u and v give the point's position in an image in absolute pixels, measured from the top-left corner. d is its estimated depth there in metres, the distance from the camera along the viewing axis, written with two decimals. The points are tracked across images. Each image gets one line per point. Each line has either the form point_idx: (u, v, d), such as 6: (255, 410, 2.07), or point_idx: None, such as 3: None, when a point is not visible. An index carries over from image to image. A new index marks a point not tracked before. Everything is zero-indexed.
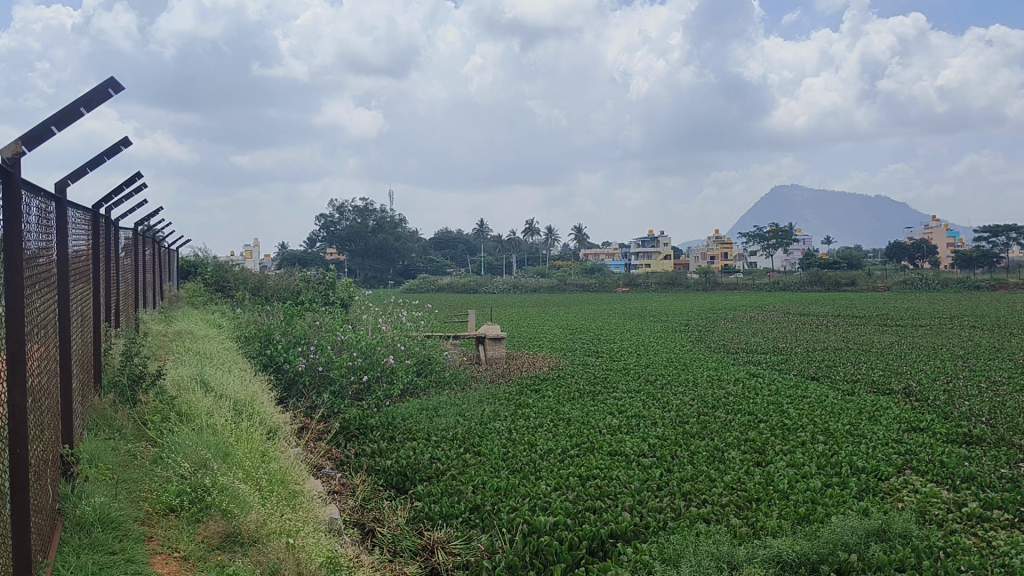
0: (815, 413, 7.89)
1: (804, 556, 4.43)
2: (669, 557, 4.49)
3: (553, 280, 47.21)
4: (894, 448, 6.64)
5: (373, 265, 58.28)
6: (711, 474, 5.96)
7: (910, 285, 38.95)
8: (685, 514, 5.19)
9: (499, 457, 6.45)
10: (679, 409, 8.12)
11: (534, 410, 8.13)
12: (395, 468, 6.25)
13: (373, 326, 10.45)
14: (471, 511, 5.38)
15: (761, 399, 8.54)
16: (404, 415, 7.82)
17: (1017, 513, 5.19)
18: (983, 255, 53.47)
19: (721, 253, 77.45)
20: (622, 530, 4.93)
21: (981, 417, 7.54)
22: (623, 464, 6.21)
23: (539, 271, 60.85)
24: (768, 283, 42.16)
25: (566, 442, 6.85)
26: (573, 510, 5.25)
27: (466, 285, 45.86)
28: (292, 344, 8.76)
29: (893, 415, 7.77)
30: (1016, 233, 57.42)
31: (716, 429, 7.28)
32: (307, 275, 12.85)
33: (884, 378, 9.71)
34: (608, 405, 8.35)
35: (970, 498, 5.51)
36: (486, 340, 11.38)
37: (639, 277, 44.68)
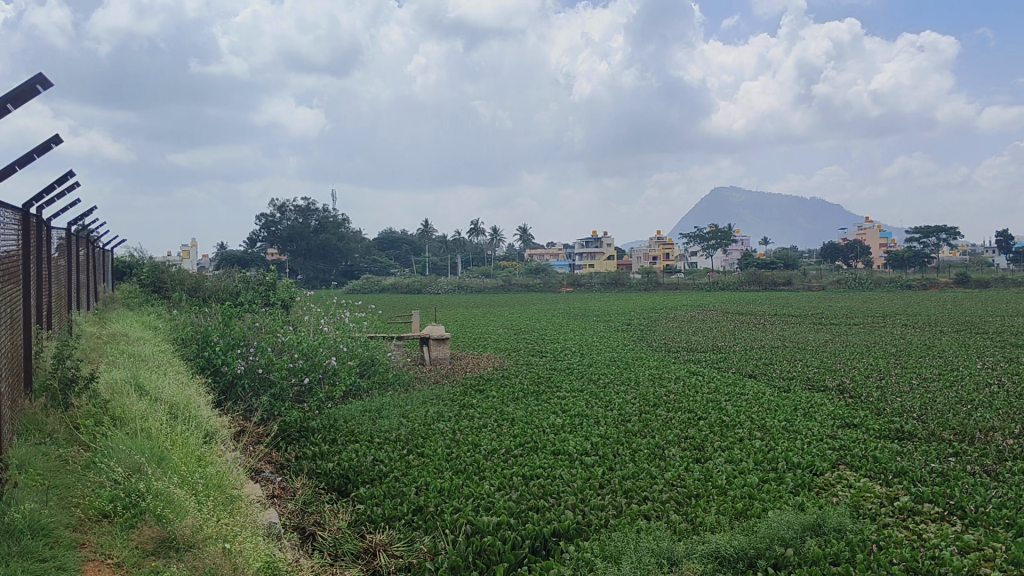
0: (752, 410, 8.04)
1: (741, 550, 4.52)
2: (611, 555, 4.53)
3: (497, 280, 47.21)
4: (829, 444, 6.80)
5: (315, 265, 57.60)
6: (652, 472, 6.03)
7: (844, 285, 39.89)
8: (627, 511, 5.25)
9: (442, 458, 6.44)
10: (621, 407, 8.20)
11: (478, 411, 8.12)
12: (337, 471, 6.18)
13: (314, 327, 10.35)
14: (413, 513, 5.35)
15: (701, 397, 8.67)
16: (346, 417, 7.75)
17: (946, 506, 5.35)
18: (915, 256, 55.16)
19: (663, 253, 78.31)
20: (564, 529, 4.95)
21: (911, 413, 7.76)
22: (566, 463, 6.25)
23: (484, 271, 60.77)
24: (709, 283, 42.75)
25: (509, 442, 6.86)
26: (516, 510, 5.26)
27: (410, 286, 45.56)
28: (231, 346, 8.62)
29: (828, 411, 7.97)
30: (945, 235, 59.39)
31: (657, 427, 7.37)
32: (246, 276, 12.65)
33: (819, 375, 9.96)
34: (551, 404, 8.39)
35: (902, 492, 5.67)
36: (430, 341, 11.32)
37: (583, 277, 44.97)
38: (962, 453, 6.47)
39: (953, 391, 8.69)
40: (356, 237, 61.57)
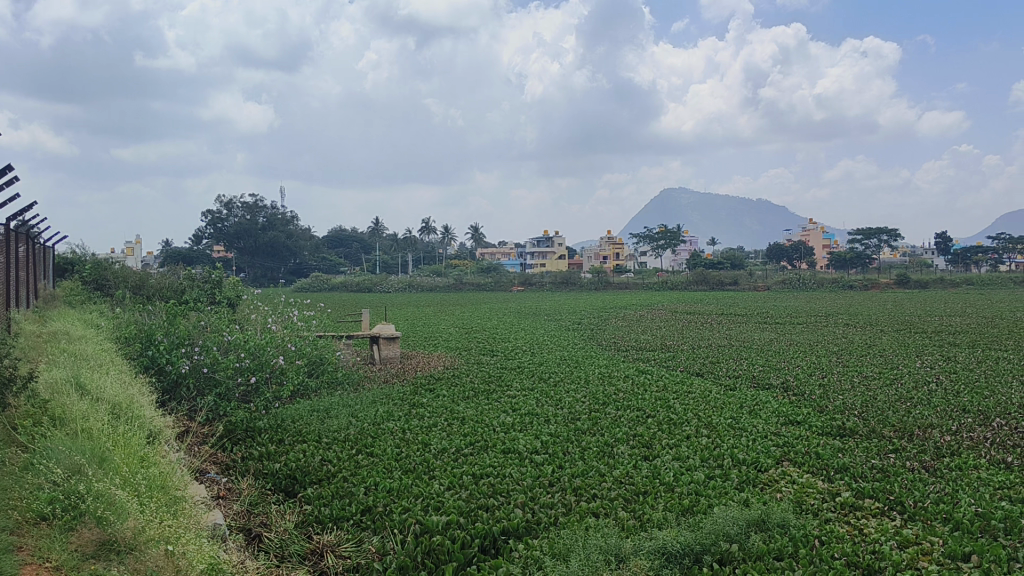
0: (699, 408, 8.16)
1: (688, 547, 4.59)
2: (559, 552, 4.56)
3: (448, 279, 47.07)
4: (773, 441, 6.93)
5: (263, 263, 56.81)
6: (601, 469, 6.08)
7: (789, 285, 40.65)
8: (575, 509, 5.29)
9: (392, 457, 6.41)
10: (571, 406, 8.24)
11: (428, 410, 8.09)
12: (284, 471, 6.12)
13: (262, 326, 10.21)
14: (362, 513, 5.32)
15: (650, 395, 8.76)
16: (294, 417, 7.66)
17: (886, 502, 5.49)
18: (857, 257, 56.45)
19: (613, 254, 78.44)
20: (514, 527, 4.97)
21: (853, 410, 7.95)
22: (516, 462, 6.26)
23: (435, 270, 60.57)
24: (658, 282, 43.19)
25: (459, 441, 6.85)
26: (465, 509, 5.26)
27: (360, 284, 45.20)
28: (175, 345, 8.46)
29: (772, 409, 8.11)
30: (887, 237, 60.90)
31: (606, 425, 7.43)
32: (192, 273, 12.43)
33: (764, 373, 10.14)
34: (501, 403, 8.40)
35: (844, 487, 5.81)
36: (380, 340, 11.26)
37: (534, 277, 45.13)
38: (901, 449, 6.64)
39: (893, 389, 8.93)
40: (305, 235, 60.87)
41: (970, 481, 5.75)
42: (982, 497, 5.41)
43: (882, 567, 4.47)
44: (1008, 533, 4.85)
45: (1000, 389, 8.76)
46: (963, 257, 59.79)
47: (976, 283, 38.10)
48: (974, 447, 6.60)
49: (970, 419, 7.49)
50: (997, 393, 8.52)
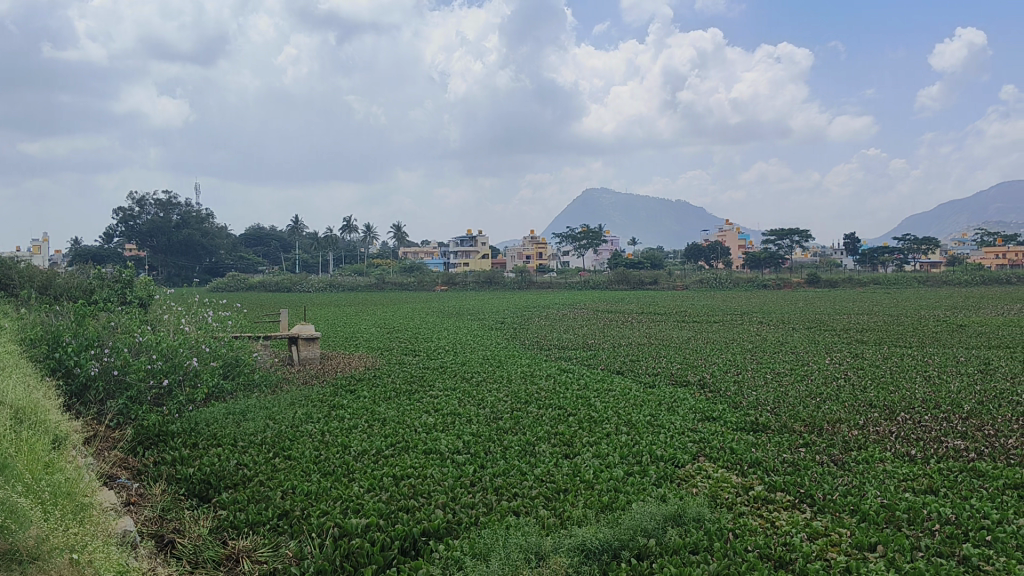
0: (619, 405, 8.28)
1: (606, 543, 4.65)
2: (480, 552, 4.56)
3: (369, 279, 46.51)
4: (690, 437, 7.08)
5: (177, 262, 55.18)
6: (522, 468, 6.11)
7: (706, 284, 41.54)
8: (497, 508, 5.30)
9: (310, 460, 6.31)
10: (493, 405, 8.26)
11: (348, 411, 8.00)
12: (198, 476, 5.96)
13: (175, 327, 9.93)
14: (278, 518, 5.22)
15: (571, 394, 8.85)
16: (208, 420, 7.49)
17: (796, 494, 5.66)
18: (771, 257, 58.03)
19: (535, 252, 78.64)
20: (434, 529, 4.96)
21: (765, 406, 8.18)
22: (437, 462, 6.24)
23: (357, 269, 59.88)
24: (581, 281, 43.59)
25: (380, 442, 6.80)
26: (385, 511, 5.22)
27: (278, 284, 44.31)
28: (83, 347, 8.16)
29: (689, 405, 8.29)
30: (799, 238, 62.76)
31: (527, 424, 7.47)
32: (101, 272, 12.00)
33: (681, 370, 10.35)
34: (423, 403, 8.36)
35: (757, 481, 5.97)
36: (299, 341, 11.05)
37: (457, 276, 44.95)
38: (812, 444, 6.86)
39: (804, 384, 9.23)
40: (221, 234, 59.37)
41: (876, 474, 5.98)
42: (887, 488, 5.63)
43: (793, 559, 4.61)
44: (911, 523, 5.06)
45: (903, 384, 9.13)
46: (871, 256, 62.14)
47: (883, 282, 39.63)
48: (880, 441, 6.86)
49: (876, 413, 7.79)
50: (901, 388, 8.87)
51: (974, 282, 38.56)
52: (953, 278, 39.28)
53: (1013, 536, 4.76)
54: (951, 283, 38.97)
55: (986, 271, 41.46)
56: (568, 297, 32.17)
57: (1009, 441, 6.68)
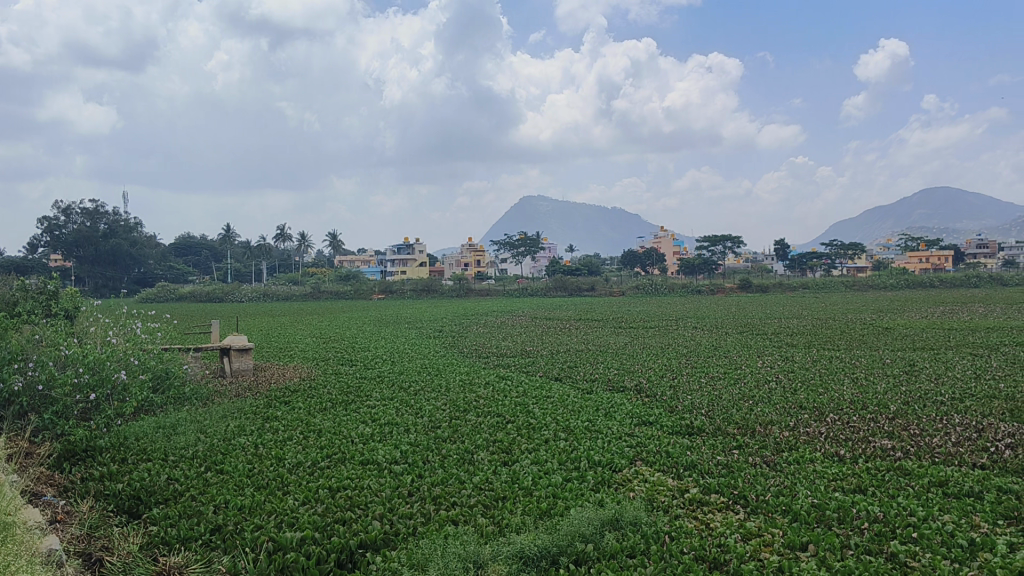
0: (557, 411, 8.31)
1: (545, 549, 4.67)
2: (417, 562, 4.53)
3: (304, 288, 45.82)
4: (627, 442, 7.15)
5: (105, 273, 53.59)
6: (460, 477, 6.09)
7: (642, 290, 42.06)
8: (435, 518, 5.27)
9: (244, 474, 6.19)
10: (431, 414, 8.22)
11: (283, 423, 7.87)
12: (127, 492, 5.79)
13: (102, 339, 9.64)
14: (211, 533, 5.11)
15: (509, 401, 8.86)
16: (138, 434, 7.29)
17: (730, 496, 5.77)
18: (704, 263, 58.98)
19: (473, 258, 78.12)
20: (371, 540, 4.91)
21: (700, 409, 8.31)
22: (373, 473, 6.18)
23: (292, 277, 59.04)
24: (518, 289, 43.72)
25: (315, 454, 6.70)
26: (321, 524, 5.15)
27: (210, 294, 43.41)
28: (5, 361, 7.86)
29: (626, 410, 8.38)
30: (731, 244, 64.04)
31: (466, 432, 7.45)
32: (24, 283, 11.56)
33: (618, 376, 10.45)
34: (360, 414, 8.27)
35: (692, 484, 6.06)
36: (231, 351, 10.88)
37: (394, 284, 44.60)
38: (744, 445, 6.99)
39: (737, 388, 9.41)
40: (151, 244, 57.87)
41: (807, 474, 6.12)
42: (818, 488, 5.76)
43: (728, 560, 4.68)
44: (841, 522, 5.19)
45: (832, 385, 9.39)
46: (800, 262, 63.75)
47: (811, 287, 40.68)
48: (810, 442, 7.03)
49: (806, 415, 7.98)
50: (829, 390, 9.11)
51: (897, 285, 39.88)
52: (877, 282, 40.53)
53: (937, 532, 4.91)
54: (875, 287, 40.18)
55: (909, 275, 42.91)
56: (505, 305, 32.23)
57: (934, 439, 6.90)
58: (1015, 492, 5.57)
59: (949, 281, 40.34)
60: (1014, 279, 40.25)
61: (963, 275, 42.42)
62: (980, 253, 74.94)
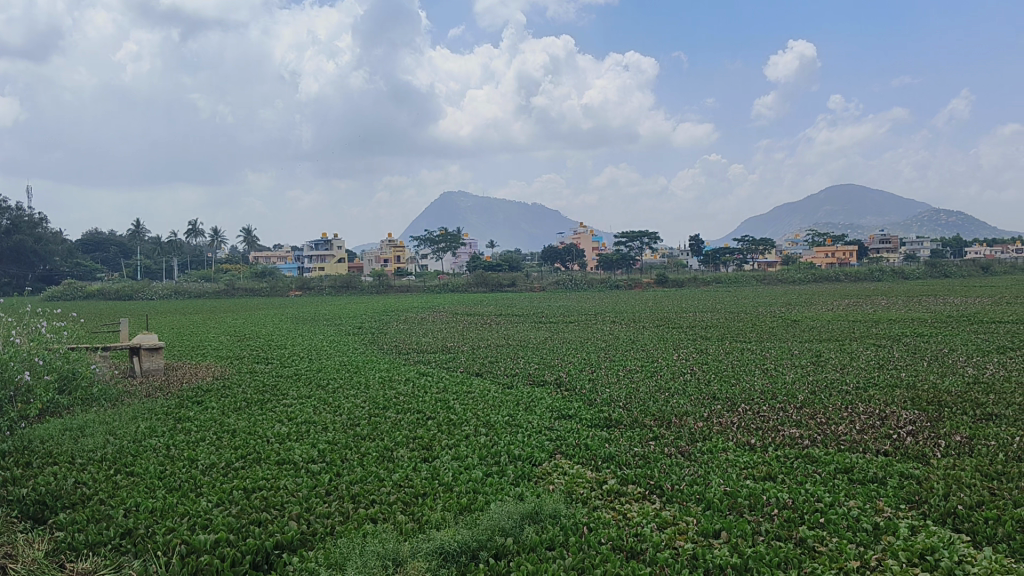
0: (478, 407, 8.34)
1: (464, 545, 4.68)
2: (335, 562, 4.48)
3: (219, 284, 44.70)
4: (546, 435, 7.21)
5: (7, 270, 51.13)
6: (380, 474, 6.05)
7: (562, 285, 42.45)
8: (353, 517, 5.22)
9: (156, 476, 6.02)
10: (350, 412, 8.14)
11: (195, 424, 7.68)
12: (32, 497, 5.56)
13: (4, 339, 9.23)
14: (121, 537, 4.96)
15: (430, 397, 8.83)
16: (43, 437, 7.01)
17: (647, 486, 5.88)
18: (623, 258, 59.85)
19: (393, 255, 77.32)
20: (287, 541, 4.83)
21: (618, 402, 8.45)
22: (291, 473, 6.08)
23: (207, 274, 57.49)
24: (439, 285, 43.54)
25: (230, 455, 6.55)
26: (236, 525, 5.04)
27: (120, 292, 41.95)
28: None
29: (545, 404, 8.46)
30: (648, 239, 65.14)
31: (385, 430, 7.39)
32: None
33: (538, 370, 10.54)
34: (276, 413, 8.12)
35: (610, 475, 6.16)
36: (141, 350, 10.54)
37: (312, 280, 43.92)
38: (661, 437, 7.13)
39: (653, 380, 9.61)
40: (56, 240, 55.50)
41: (720, 463, 6.28)
42: (730, 477, 5.92)
43: (644, 549, 4.77)
44: (752, 509, 5.34)
45: (744, 377, 9.67)
46: (714, 257, 65.29)
47: (724, 282, 41.69)
48: (723, 431, 7.23)
49: (719, 406, 8.18)
50: (741, 381, 9.39)
51: (806, 280, 41.24)
52: (787, 276, 41.81)
53: (843, 517, 5.11)
54: (786, 281, 41.45)
55: (816, 270, 44.41)
56: (424, 301, 32.02)
57: (839, 427, 7.18)
58: (915, 477, 5.83)
59: (854, 275, 41.97)
60: (914, 273, 42.05)
61: (867, 269, 44.16)
62: (884, 247, 78.09)
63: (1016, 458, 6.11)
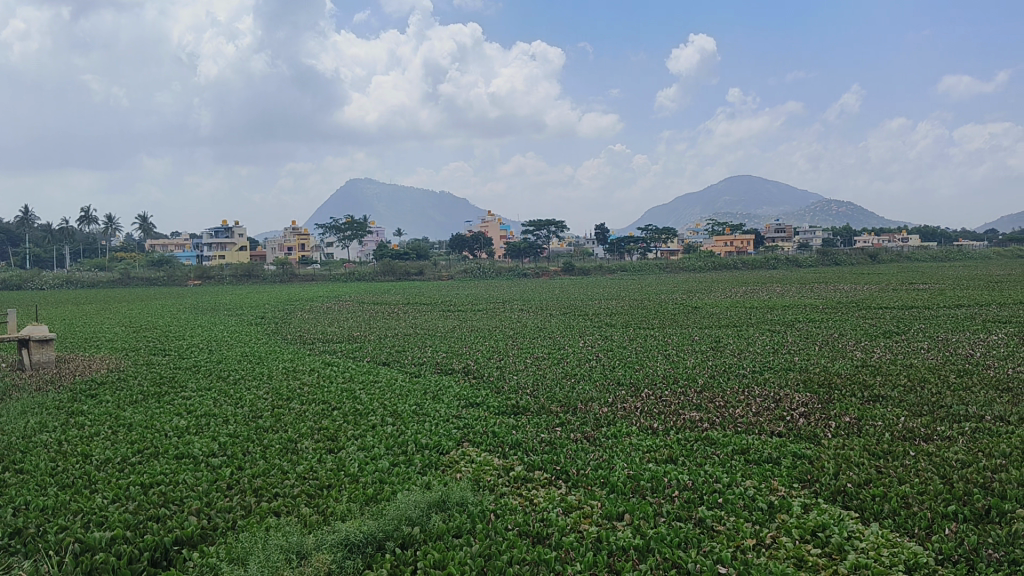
0: (385, 396, 8.28)
1: (370, 535, 4.64)
2: (237, 556, 4.39)
3: (112, 273, 42.96)
4: (454, 423, 7.23)
5: None
6: (283, 467, 5.94)
7: (469, 274, 42.49)
8: (256, 510, 5.12)
9: (46, 473, 5.76)
10: (252, 404, 7.96)
11: (89, 418, 7.38)
12: None
13: None
14: (9, 537, 4.73)
15: (335, 387, 8.73)
16: None
17: (553, 471, 5.96)
18: (530, 246, 60.19)
19: (299, 243, 75.78)
20: (187, 536, 4.70)
21: (525, 389, 8.52)
22: (190, 467, 5.92)
23: (101, 262, 55.10)
24: (345, 274, 42.87)
25: (125, 450, 6.32)
26: (132, 522, 4.88)
27: (3, 283, 39.82)
28: None
29: (453, 392, 8.46)
30: (555, 228, 65.75)
31: (289, 422, 7.26)
32: None
33: (446, 358, 10.55)
34: (175, 406, 7.89)
35: (517, 462, 6.21)
36: (30, 342, 10.05)
37: (212, 269, 42.64)
38: (567, 423, 7.23)
39: (560, 366, 9.75)
40: None
41: (623, 447, 6.42)
42: (633, 460, 6.07)
43: (550, 533, 4.84)
44: (655, 490, 5.49)
45: (647, 362, 9.90)
46: (620, 246, 66.40)
47: (628, 270, 42.45)
48: (626, 416, 7.39)
49: (623, 391, 8.36)
50: (644, 367, 9.60)
51: (706, 268, 42.41)
52: (689, 264, 42.88)
53: (740, 497, 5.30)
54: (687, 269, 42.55)
55: (716, 258, 45.70)
56: (328, 290, 31.41)
57: (737, 411, 7.43)
58: (807, 457, 6.09)
59: (751, 263, 43.42)
60: (807, 261, 43.76)
61: (765, 256, 45.74)
62: (779, 236, 80.86)
63: (900, 437, 6.44)
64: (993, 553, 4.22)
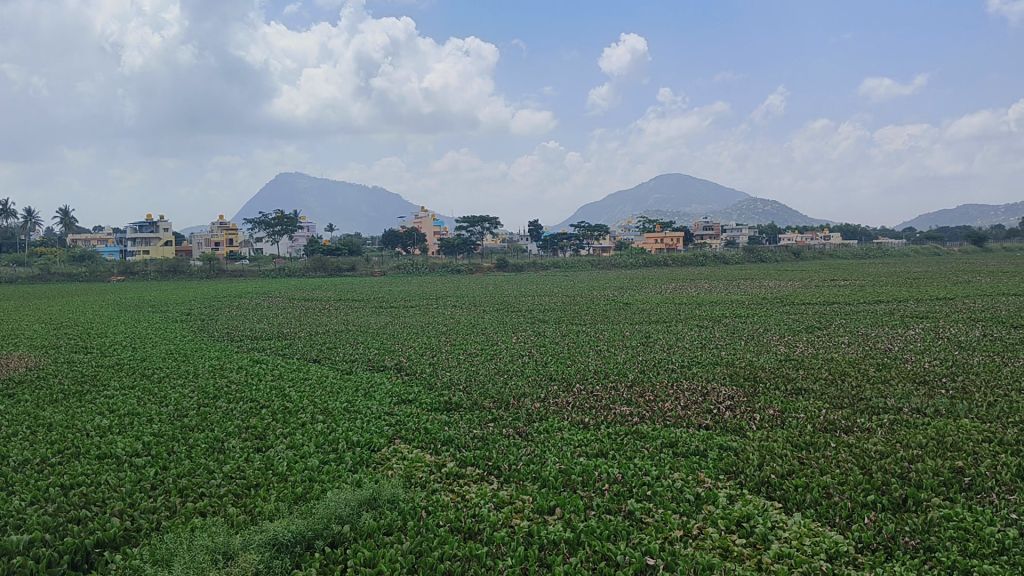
0: (315, 394, 8.19)
1: (299, 534, 4.60)
2: (161, 558, 4.30)
3: (29, 269, 41.36)
4: (386, 420, 7.20)
5: None
6: (210, 466, 5.83)
7: (403, 270, 42.26)
8: (181, 511, 5.02)
9: None
10: (177, 402, 7.79)
11: (5, 418, 7.11)
12: None
13: None
14: None
15: (264, 385, 8.59)
16: None
17: (485, 467, 5.98)
18: (464, 243, 60.14)
19: (228, 240, 74.26)
20: (109, 538, 4.58)
21: (457, 385, 8.53)
22: (112, 467, 5.76)
23: (18, 258, 52.95)
24: (274, 269, 42.18)
25: (44, 450, 6.12)
26: (52, 524, 4.74)
27: None
28: None
29: (385, 389, 8.42)
30: (490, 225, 65.88)
31: (215, 420, 7.12)
32: None
33: (377, 355, 10.47)
34: (97, 405, 7.66)
35: (448, 458, 6.21)
36: None
37: (136, 264, 41.45)
38: (499, 418, 7.26)
39: (493, 362, 9.78)
40: None
41: (555, 442, 6.48)
42: (565, 455, 6.13)
43: (481, 529, 4.86)
44: (585, 484, 5.56)
45: (579, 357, 10.01)
46: (553, 242, 66.84)
47: (561, 266, 42.78)
48: (558, 411, 7.46)
49: (555, 386, 8.43)
50: (575, 362, 9.70)
51: (637, 265, 43.01)
52: (621, 261, 43.46)
53: (668, 489, 5.40)
54: (618, 266, 43.12)
55: (647, 255, 46.34)
56: (257, 287, 30.82)
57: (666, 404, 7.56)
58: (733, 448, 6.24)
59: (680, 260, 44.22)
60: (734, 258, 44.71)
61: (695, 253, 46.60)
62: (707, 235, 82.44)
63: (822, 429, 6.65)
64: (909, 541, 4.38)
